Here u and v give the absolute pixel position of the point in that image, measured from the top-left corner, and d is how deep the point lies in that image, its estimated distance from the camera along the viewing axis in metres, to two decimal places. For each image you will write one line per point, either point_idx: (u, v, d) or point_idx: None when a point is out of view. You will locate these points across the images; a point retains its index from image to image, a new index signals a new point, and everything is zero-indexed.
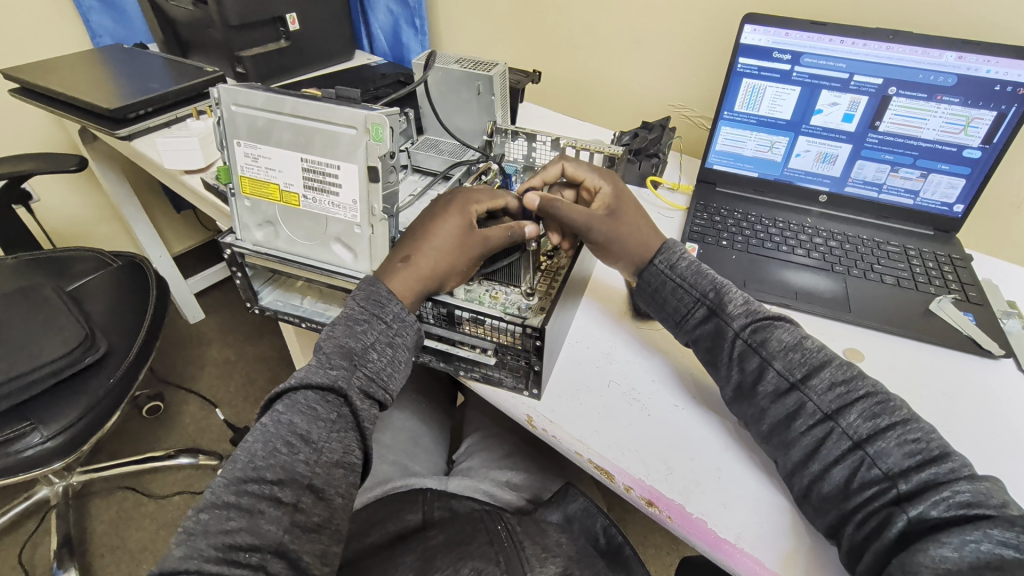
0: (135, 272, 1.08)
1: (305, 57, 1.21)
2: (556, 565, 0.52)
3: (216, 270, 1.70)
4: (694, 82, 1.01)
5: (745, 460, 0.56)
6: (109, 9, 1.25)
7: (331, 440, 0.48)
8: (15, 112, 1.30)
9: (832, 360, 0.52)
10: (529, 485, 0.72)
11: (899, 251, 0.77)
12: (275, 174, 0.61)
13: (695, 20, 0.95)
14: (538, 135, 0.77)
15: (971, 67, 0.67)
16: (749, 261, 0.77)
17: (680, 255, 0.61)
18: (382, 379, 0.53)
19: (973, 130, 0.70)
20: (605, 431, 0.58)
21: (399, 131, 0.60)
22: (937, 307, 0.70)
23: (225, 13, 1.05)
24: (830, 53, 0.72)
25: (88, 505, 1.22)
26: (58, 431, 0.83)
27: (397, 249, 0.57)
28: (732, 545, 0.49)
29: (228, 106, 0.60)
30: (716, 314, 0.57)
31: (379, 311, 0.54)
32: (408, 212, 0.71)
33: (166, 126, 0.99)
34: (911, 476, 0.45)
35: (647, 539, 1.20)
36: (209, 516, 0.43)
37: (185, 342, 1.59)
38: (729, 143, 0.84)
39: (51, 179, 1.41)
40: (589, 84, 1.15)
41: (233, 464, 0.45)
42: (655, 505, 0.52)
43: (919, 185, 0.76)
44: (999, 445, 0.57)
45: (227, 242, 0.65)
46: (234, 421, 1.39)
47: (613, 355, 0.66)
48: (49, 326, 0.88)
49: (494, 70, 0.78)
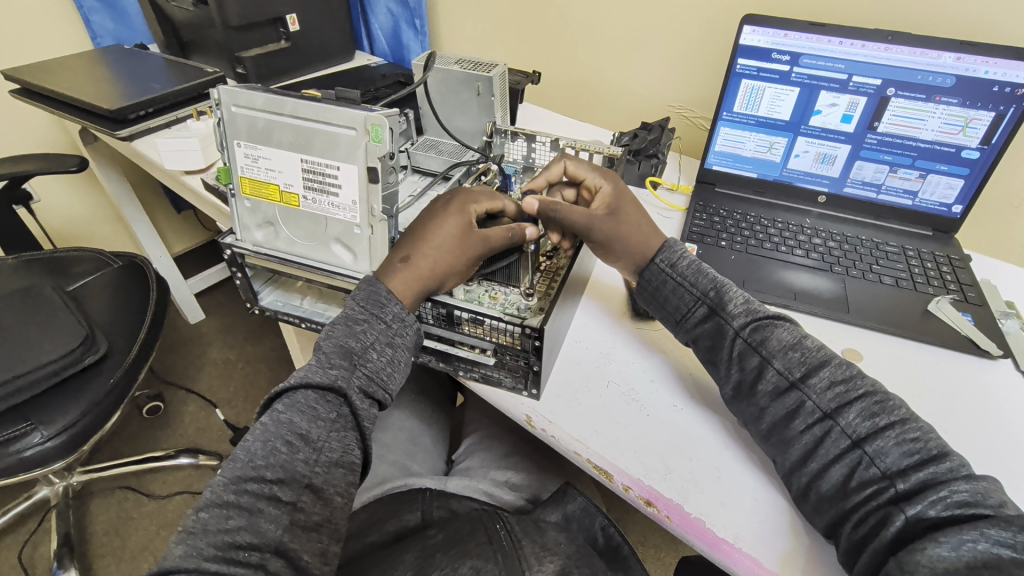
0: (135, 272, 1.08)
1: (304, 58, 1.21)
2: (554, 564, 0.52)
3: (216, 270, 1.70)
4: (694, 82, 1.01)
5: (744, 459, 0.56)
6: (109, 9, 1.25)
7: (331, 440, 0.48)
8: (15, 112, 1.30)
9: (832, 359, 0.52)
10: (528, 484, 0.73)
11: (898, 251, 0.77)
12: (275, 174, 0.61)
13: (696, 19, 0.95)
14: (538, 135, 0.77)
15: (969, 68, 0.67)
16: (748, 261, 0.77)
17: (680, 254, 0.61)
18: (382, 379, 0.53)
19: (972, 131, 0.70)
20: (605, 431, 0.58)
21: (399, 131, 0.60)
22: (937, 308, 0.70)
23: (225, 14, 1.05)
24: (829, 53, 0.72)
25: (88, 505, 1.22)
26: (59, 431, 0.83)
27: (397, 249, 0.57)
28: (731, 545, 0.49)
29: (228, 106, 0.60)
30: (717, 313, 0.57)
31: (379, 311, 0.54)
32: (408, 212, 0.71)
33: (166, 127, 0.99)
34: (909, 475, 0.45)
35: (647, 539, 1.20)
36: (209, 515, 0.43)
37: (185, 342, 1.60)
38: (729, 143, 0.84)
39: (50, 179, 1.41)
40: (590, 84, 1.15)
41: (233, 464, 0.45)
42: (654, 505, 0.52)
43: (917, 185, 0.76)
44: (999, 446, 0.57)
45: (227, 242, 0.65)
46: (234, 421, 1.39)
47: (613, 355, 0.66)
48: (50, 326, 0.88)
49: (493, 70, 0.78)
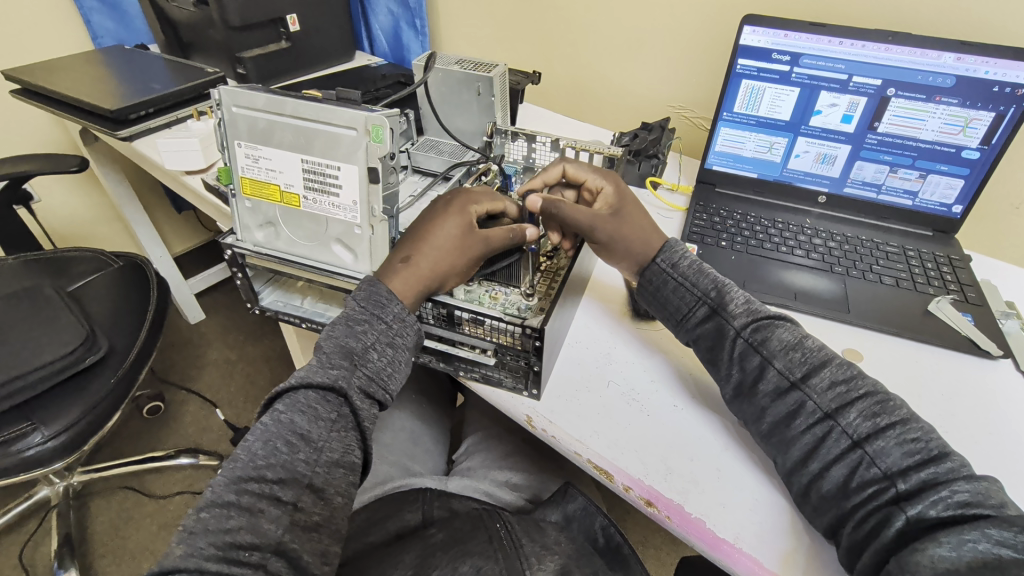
0: (135, 272, 1.08)
1: (305, 58, 1.21)
2: (554, 563, 0.52)
3: (217, 270, 1.70)
4: (694, 82, 1.01)
5: (744, 459, 0.56)
6: (109, 9, 1.25)
7: (331, 440, 0.48)
8: (15, 112, 1.30)
9: (832, 359, 0.52)
10: (528, 484, 0.73)
11: (898, 251, 0.77)
12: (276, 174, 0.61)
13: (696, 19, 0.95)
14: (538, 135, 0.77)
15: (969, 68, 0.67)
16: (747, 261, 0.77)
17: (681, 255, 0.61)
18: (383, 379, 0.53)
19: (972, 131, 0.70)
20: (605, 431, 0.58)
21: (399, 131, 0.60)
22: (937, 308, 0.70)
23: (225, 14, 1.05)
24: (830, 54, 0.73)
25: (88, 505, 1.22)
26: (59, 431, 0.83)
27: (398, 249, 0.57)
28: (731, 545, 0.49)
29: (229, 107, 0.60)
30: (718, 314, 0.57)
31: (379, 311, 0.54)
32: (408, 212, 0.71)
33: (166, 127, 0.99)
34: (910, 475, 0.45)
35: (647, 540, 1.20)
36: (209, 515, 0.43)
37: (186, 342, 1.60)
38: (729, 143, 0.84)
39: (51, 179, 1.41)
40: (590, 84, 1.15)
41: (234, 464, 0.45)
42: (655, 505, 0.52)
43: (917, 185, 0.76)
44: (998, 446, 0.57)
45: (228, 243, 0.65)
46: (234, 421, 1.39)
47: (613, 355, 0.66)
48: (50, 326, 0.88)
49: (494, 71, 0.78)
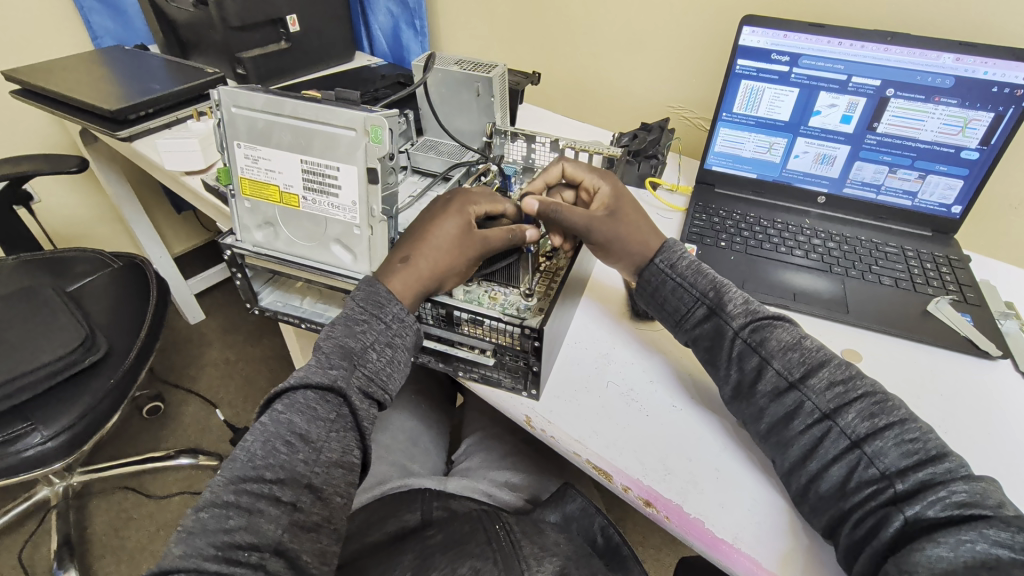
0: (134, 272, 1.08)
1: (304, 59, 1.21)
2: (553, 564, 0.52)
3: (216, 270, 1.71)
4: (694, 83, 1.01)
5: (744, 460, 0.56)
6: (109, 9, 1.25)
7: (330, 440, 0.48)
8: (15, 112, 1.30)
9: (831, 359, 0.52)
10: (528, 485, 0.73)
11: (897, 252, 0.77)
12: (275, 175, 0.61)
13: (695, 20, 0.95)
14: (538, 136, 0.77)
15: (968, 69, 0.67)
16: (746, 261, 0.77)
17: (680, 255, 0.61)
18: (382, 379, 0.53)
19: (971, 131, 0.70)
20: (604, 431, 0.58)
21: (399, 132, 0.60)
22: (936, 308, 0.70)
23: (225, 15, 1.05)
24: (828, 54, 0.73)
25: (88, 504, 1.22)
26: (59, 431, 0.83)
27: (397, 249, 0.57)
28: (730, 545, 0.49)
29: (228, 107, 0.60)
30: (717, 314, 0.57)
31: (378, 311, 0.54)
32: (408, 212, 0.72)
33: (166, 127, 0.99)
34: (908, 475, 0.45)
35: (646, 540, 1.20)
36: (208, 515, 0.43)
37: (186, 342, 1.60)
38: (729, 144, 0.84)
39: (51, 180, 1.41)
40: (590, 84, 1.15)
41: (233, 464, 0.46)
42: (653, 505, 0.52)
43: (916, 186, 0.76)
44: (997, 447, 0.57)
45: (227, 243, 0.66)
46: (234, 421, 1.39)
47: (613, 355, 0.66)
48: (50, 326, 0.88)
49: (493, 71, 0.78)
